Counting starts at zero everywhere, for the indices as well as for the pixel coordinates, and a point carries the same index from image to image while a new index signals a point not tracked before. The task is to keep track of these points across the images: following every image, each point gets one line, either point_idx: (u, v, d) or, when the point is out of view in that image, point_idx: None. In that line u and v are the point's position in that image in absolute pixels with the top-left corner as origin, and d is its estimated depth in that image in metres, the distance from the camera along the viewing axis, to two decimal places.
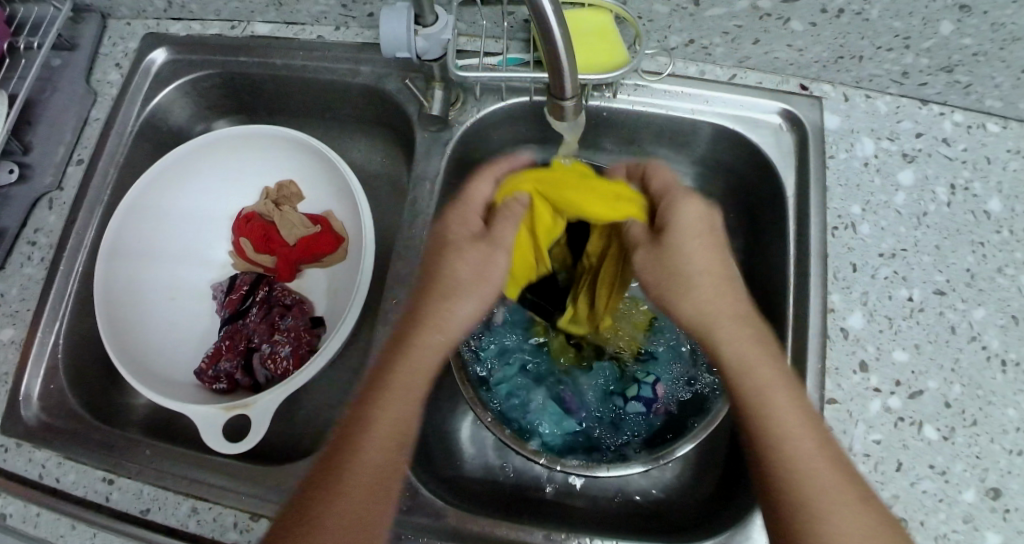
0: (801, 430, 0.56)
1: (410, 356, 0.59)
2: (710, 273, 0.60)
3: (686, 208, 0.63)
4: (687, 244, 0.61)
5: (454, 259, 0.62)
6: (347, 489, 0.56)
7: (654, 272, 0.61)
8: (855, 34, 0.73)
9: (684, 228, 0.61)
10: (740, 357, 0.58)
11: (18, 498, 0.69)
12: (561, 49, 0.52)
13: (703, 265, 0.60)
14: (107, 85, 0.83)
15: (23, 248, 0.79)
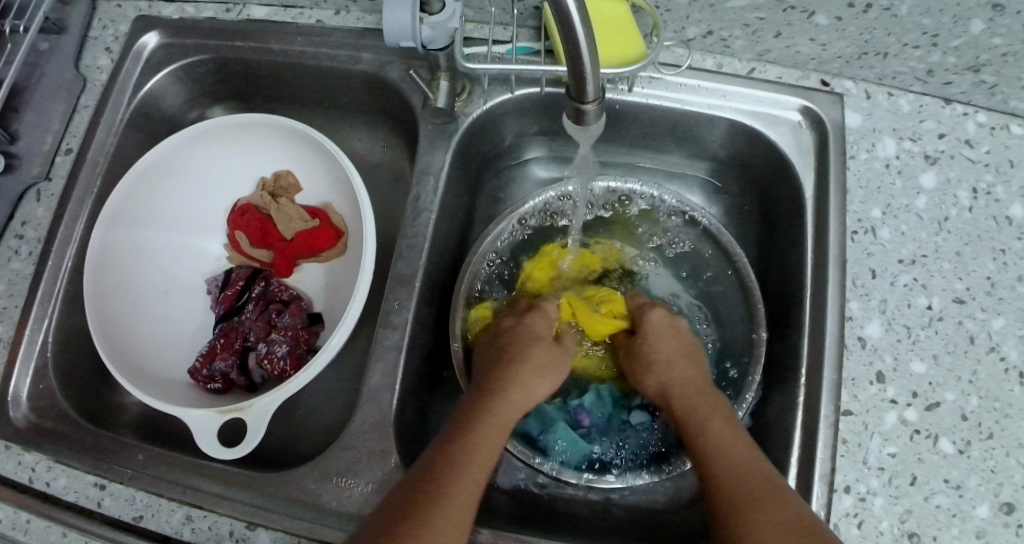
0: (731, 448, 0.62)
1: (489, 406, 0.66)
2: (673, 352, 0.72)
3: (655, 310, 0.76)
4: (658, 332, 0.74)
5: (535, 340, 0.73)
6: (456, 493, 0.57)
7: (631, 359, 0.74)
8: (882, 30, 0.69)
9: (652, 325, 0.74)
10: (686, 407, 0.67)
11: (7, 503, 0.67)
12: (583, 48, 0.48)
13: (668, 348, 0.73)
14: (96, 71, 0.79)
15: (9, 241, 0.75)
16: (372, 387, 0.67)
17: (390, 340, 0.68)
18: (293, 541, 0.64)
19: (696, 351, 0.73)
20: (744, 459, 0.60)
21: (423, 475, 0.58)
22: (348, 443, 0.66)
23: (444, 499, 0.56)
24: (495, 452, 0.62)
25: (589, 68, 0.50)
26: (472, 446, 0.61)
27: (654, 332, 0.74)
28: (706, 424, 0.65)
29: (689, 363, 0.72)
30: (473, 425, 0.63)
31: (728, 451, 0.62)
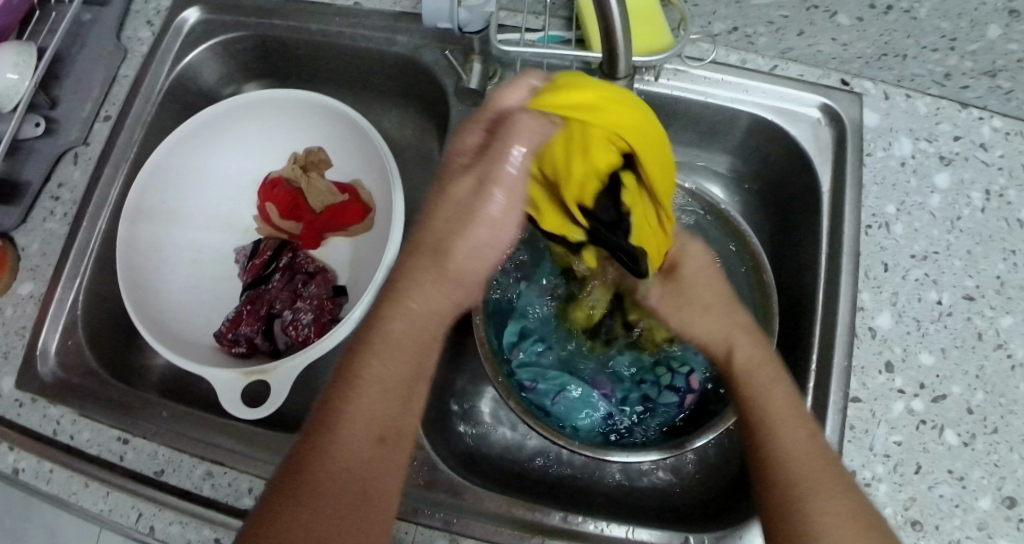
0: (796, 433, 0.55)
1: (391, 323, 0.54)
2: (713, 293, 0.63)
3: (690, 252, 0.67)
4: (695, 270, 0.65)
5: (454, 212, 0.56)
6: (336, 450, 0.52)
7: (665, 298, 0.65)
8: (901, 31, 0.72)
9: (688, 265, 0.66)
10: (744, 371, 0.59)
11: (32, 453, 0.69)
12: (618, 29, 0.51)
13: (710, 289, 0.64)
14: (137, 43, 0.81)
15: (45, 202, 0.78)
16: None
17: None
18: None
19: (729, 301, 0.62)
20: (799, 442, 0.54)
21: (300, 451, 0.52)
22: None
23: (325, 480, 0.51)
24: (386, 391, 0.53)
25: (622, 49, 0.53)
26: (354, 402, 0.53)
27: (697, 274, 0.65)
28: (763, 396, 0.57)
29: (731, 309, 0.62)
30: (363, 364, 0.54)
31: (790, 433, 0.55)
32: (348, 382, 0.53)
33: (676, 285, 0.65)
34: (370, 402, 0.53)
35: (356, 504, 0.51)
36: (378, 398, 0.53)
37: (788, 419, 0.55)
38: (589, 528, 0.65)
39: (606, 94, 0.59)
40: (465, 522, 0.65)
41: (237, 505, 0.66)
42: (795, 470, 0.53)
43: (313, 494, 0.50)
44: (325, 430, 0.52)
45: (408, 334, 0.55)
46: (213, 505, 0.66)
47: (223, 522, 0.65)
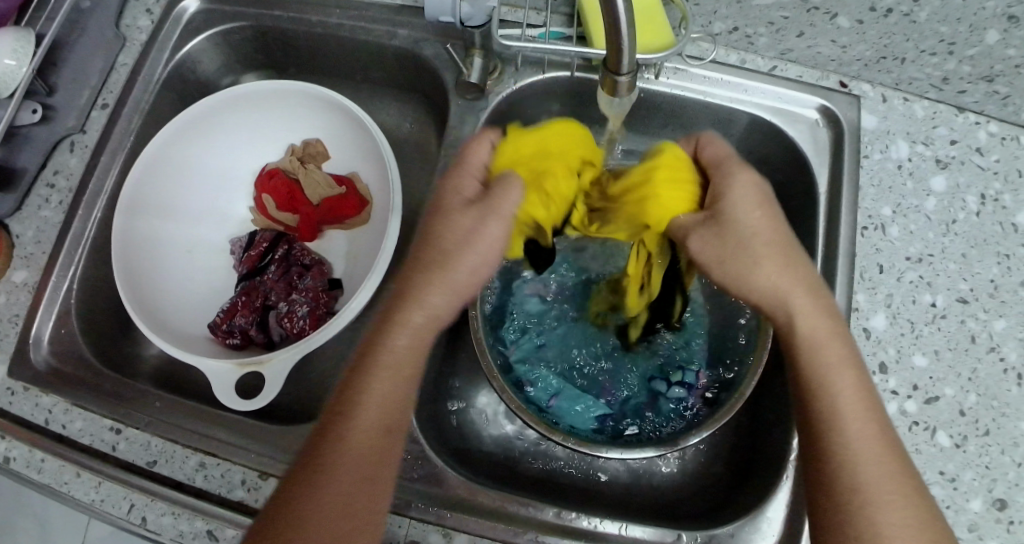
0: (859, 416, 0.57)
1: (402, 318, 0.59)
2: (768, 246, 0.60)
3: (735, 187, 0.61)
4: (737, 209, 0.61)
5: (456, 231, 0.60)
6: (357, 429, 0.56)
7: (718, 252, 0.61)
8: (900, 35, 0.72)
9: (736, 209, 0.61)
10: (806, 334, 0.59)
11: (23, 441, 0.68)
12: (622, 23, 0.51)
13: (764, 244, 0.60)
14: (137, 31, 0.81)
15: (40, 190, 0.77)
16: None
17: None
18: None
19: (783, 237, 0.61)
20: (863, 425, 0.57)
21: (314, 447, 0.56)
22: None
23: (336, 474, 0.55)
24: (400, 380, 0.58)
25: (626, 44, 0.52)
26: (364, 402, 0.57)
27: (752, 227, 0.60)
28: (828, 376, 0.58)
29: (790, 268, 0.60)
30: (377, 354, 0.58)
31: (853, 415, 0.57)
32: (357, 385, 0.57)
33: (721, 236, 0.61)
34: (377, 403, 0.57)
35: (362, 501, 0.55)
36: (386, 399, 0.57)
37: (853, 399, 0.58)
38: (584, 524, 0.65)
39: (555, 125, 0.68)
40: (459, 517, 0.65)
41: (229, 497, 0.66)
42: (859, 453, 0.56)
43: (326, 486, 0.54)
44: (337, 427, 0.56)
45: (419, 329, 0.59)
46: (205, 496, 0.66)
47: (215, 514, 0.65)
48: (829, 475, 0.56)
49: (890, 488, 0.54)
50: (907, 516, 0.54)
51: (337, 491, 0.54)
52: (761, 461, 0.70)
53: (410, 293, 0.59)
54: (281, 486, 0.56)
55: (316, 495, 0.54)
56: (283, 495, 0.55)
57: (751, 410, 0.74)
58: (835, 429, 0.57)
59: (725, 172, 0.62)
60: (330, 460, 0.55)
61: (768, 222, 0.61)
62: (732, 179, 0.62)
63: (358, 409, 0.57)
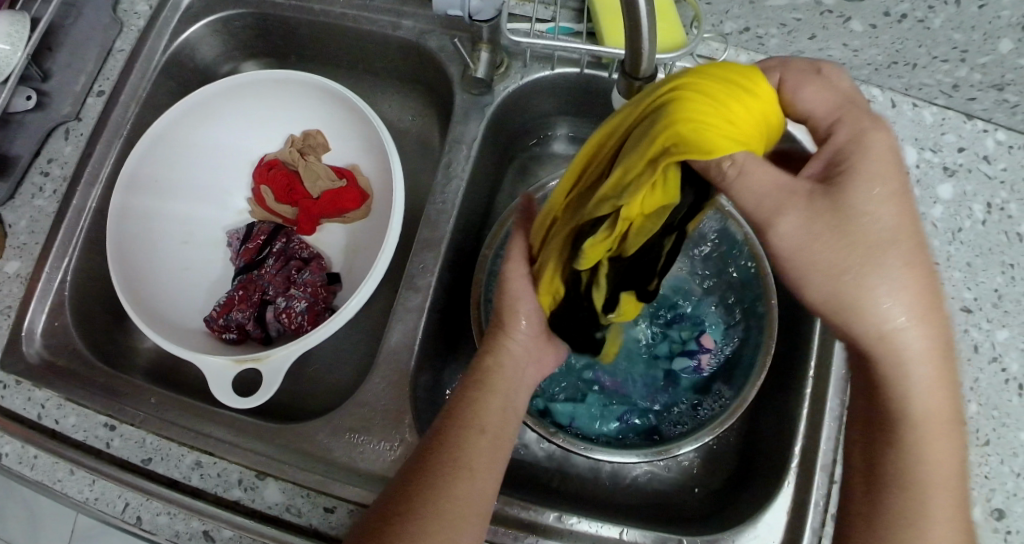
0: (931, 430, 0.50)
1: (507, 360, 0.65)
2: (903, 251, 0.47)
3: (869, 155, 0.48)
4: (870, 204, 0.46)
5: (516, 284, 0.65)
6: (465, 441, 0.59)
7: (839, 256, 0.46)
8: (913, 40, 0.71)
9: (867, 201, 0.47)
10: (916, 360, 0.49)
11: (16, 437, 0.67)
12: (644, 26, 0.49)
13: (897, 247, 0.47)
14: (134, 16, 0.79)
15: (35, 178, 0.75)
16: (393, 345, 0.69)
17: (412, 302, 0.70)
18: (300, 493, 0.64)
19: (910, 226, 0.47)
20: (940, 456, 0.50)
21: (411, 479, 0.58)
22: (363, 399, 0.67)
23: (457, 490, 0.57)
24: (499, 405, 0.62)
25: (647, 47, 0.51)
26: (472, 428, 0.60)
27: (874, 214, 0.46)
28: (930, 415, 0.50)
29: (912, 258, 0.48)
30: (483, 387, 0.63)
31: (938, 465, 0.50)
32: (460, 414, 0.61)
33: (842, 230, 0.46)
34: (478, 426, 0.60)
35: (461, 501, 0.56)
36: (488, 419, 0.61)
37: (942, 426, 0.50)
38: (582, 528, 0.65)
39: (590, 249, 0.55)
40: None
41: (225, 496, 0.65)
42: (929, 482, 0.50)
43: (421, 516, 0.55)
44: (446, 449, 0.59)
45: (517, 367, 0.65)
46: (201, 495, 0.65)
47: (210, 513, 0.64)
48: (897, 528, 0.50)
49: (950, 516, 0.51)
50: None
51: (448, 502, 0.56)
52: (759, 469, 0.69)
53: (490, 357, 0.65)
54: (389, 517, 0.56)
55: (434, 509, 0.56)
56: (396, 522, 0.55)
57: (753, 414, 0.75)
58: (907, 454, 0.50)
59: (853, 144, 0.48)
60: (440, 481, 0.57)
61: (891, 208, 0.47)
62: (865, 143, 0.48)
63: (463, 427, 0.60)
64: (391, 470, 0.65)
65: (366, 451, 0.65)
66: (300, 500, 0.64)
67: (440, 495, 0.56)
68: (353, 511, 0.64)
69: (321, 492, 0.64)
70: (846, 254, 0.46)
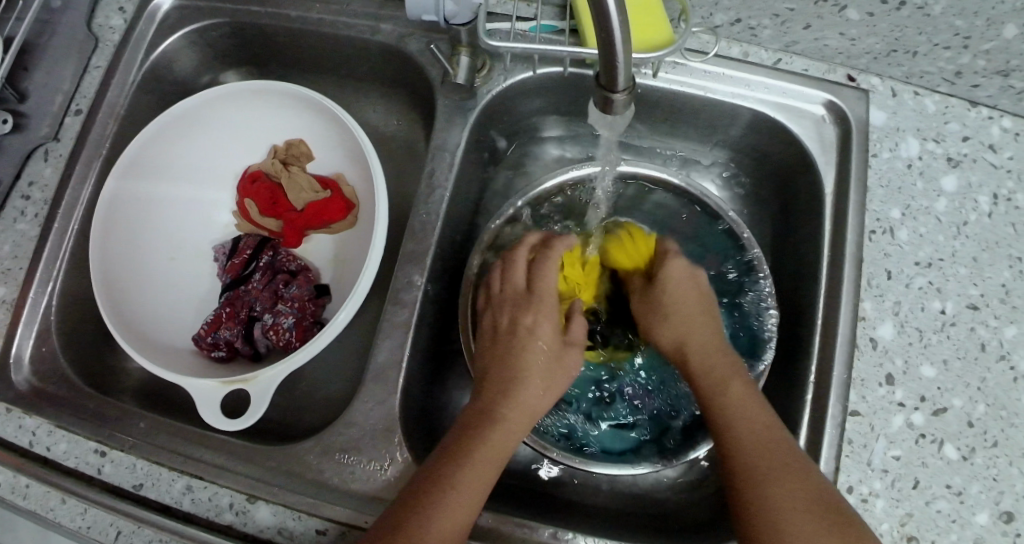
0: (763, 456, 0.59)
1: (512, 407, 0.64)
2: (686, 302, 0.71)
3: (674, 266, 0.73)
4: (677, 285, 0.72)
5: (536, 341, 0.67)
6: (457, 493, 0.57)
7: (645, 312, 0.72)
8: (912, 28, 0.68)
9: (670, 281, 0.72)
10: (705, 365, 0.66)
11: (7, 466, 0.67)
12: (617, 37, 0.47)
13: (683, 300, 0.71)
14: (109, 31, 0.78)
15: (16, 201, 0.75)
16: (380, 362, 0.68)
17: (399, 317, 0.69)
18: (293, 515, 0.63)
19: (705, 303, 0.71)
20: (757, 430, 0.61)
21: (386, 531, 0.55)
22: (353, 419, 0.66)
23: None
24: (494, 465, 0.60)
25: (621, 59, 0.48)
26: (461, 472, 0.58)
27: (672, 289, 0.72)
28: (727, 407, 0.63)
29: (704, 315, 0.70)
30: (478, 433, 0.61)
31: (752, 440, 0.60)
32: (444, 481, 0.57)
33: (660, 300, 0.71)
34: (472, 476, 0.58)
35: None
36: (481, 472, 0.59)
37: (753, 420, 0.61)
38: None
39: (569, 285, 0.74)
40: None
41: (218, 520, 0.64)
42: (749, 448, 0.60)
43: None
44: (427, 497, 0.57)
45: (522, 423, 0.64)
46: (192, 520, 0.64)
47: (202, 538, 0.63)
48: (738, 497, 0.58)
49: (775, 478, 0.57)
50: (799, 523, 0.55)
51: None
52: None
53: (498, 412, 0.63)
54: None
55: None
56: None
57: None
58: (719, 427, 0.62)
59: (671, 263, 0.73)
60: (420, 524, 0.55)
61: (687, 292, 0.71)
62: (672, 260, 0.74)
63: (457, 481, 0.58)
64: (381, 490, 0.64)
65: (357, 470, 0.64)
66: (292, 522, 0.63)
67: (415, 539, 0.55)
68: (346, 534, 0.63)
69: (313, 515, 0.63)
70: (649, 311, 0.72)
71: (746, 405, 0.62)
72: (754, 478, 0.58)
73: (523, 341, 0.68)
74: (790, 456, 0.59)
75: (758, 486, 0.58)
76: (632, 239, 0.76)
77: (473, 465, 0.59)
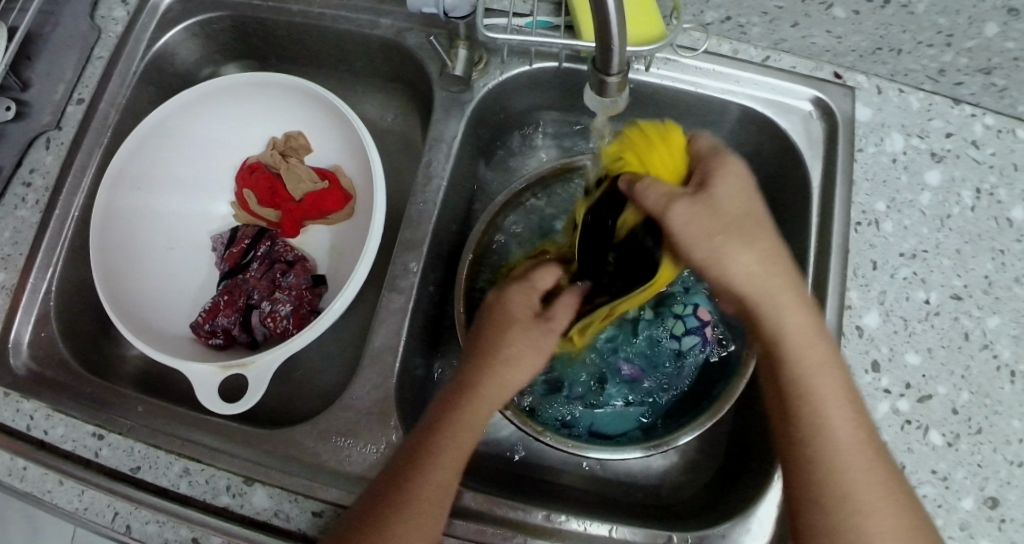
0: (856, 456, 0.56)
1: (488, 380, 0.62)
2: (754, 229, 0.58)
3: (724, 173, 0.58)
4: (731, 198, 0.58)
5: (511, 317, 0.64)
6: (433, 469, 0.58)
7: (704, 232, 0.57)
8: (897, 26, 0.70)
9: (722, 193, 0.58)
10: (788, 327, 0.58)
11: (4, 449, 0.67)
12: (612, 22, 0.49)
13: (748, 226, 0.58)
14: (111, 23, 0.79)
15: (16, 189, 0.75)
16: (377, 347, 0.69)
17: (396, 303, 0.70)
18: (289, 497, 0.64)
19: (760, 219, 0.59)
20: (845, 428, 0.57)
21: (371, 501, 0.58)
22: (349, 403, 0.67)
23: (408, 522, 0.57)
24: (471, 436, 0.60)
25: (617, 42, 0.50)
26: (437, 450, 0.59)
27: (732, 204, 0.58)
28: (821, 394, 0.58)
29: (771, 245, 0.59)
30: (455, 407, 0.61)
31: (840, 442, 0.57)
32: (421, 454, 0.59)
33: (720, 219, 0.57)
34: (449, 452, 0.59)
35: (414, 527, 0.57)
36: (457, 447, 0.59)
37: (844, 415, 0.57)
38: (573, 526, 0.65)
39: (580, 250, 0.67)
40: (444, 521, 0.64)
41: (215, 503, 0.64)
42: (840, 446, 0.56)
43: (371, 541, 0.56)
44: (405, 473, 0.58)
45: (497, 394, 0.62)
46: (190, 502, 0.65)
47: (199, 520, 0.64)
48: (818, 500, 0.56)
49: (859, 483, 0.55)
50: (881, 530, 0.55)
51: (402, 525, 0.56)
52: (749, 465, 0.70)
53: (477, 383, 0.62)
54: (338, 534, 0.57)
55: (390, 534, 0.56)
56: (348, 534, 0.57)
57: (739, 409, 0.75)
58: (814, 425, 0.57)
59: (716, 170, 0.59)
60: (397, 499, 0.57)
61: (747, 211, 0.58)
62: (719, 166, 0.59)
63: (433, 458, 0.59)
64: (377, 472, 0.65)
65: (353, 453, 0.65)
66: (289, 504, 0.64)
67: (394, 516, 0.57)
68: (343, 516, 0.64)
69: (309, 497, 0.64)
70: (711, 231, 0.57)
71: (834, 394, 0.58)
72: (840, 483, 0.56)
73: (502, 323, 0.64)
74: (872, 459, 0.56)
75: (852, 496, 0.55)
76: (647, 146, 0.60)
77: (447, 440, 0.59)
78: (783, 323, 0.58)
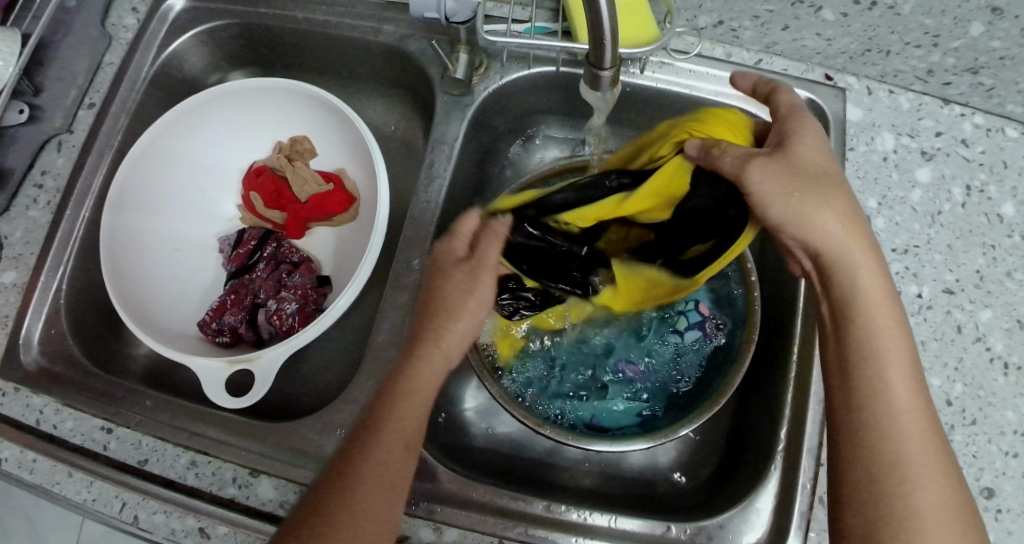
0: (913, 419, 0.57)
1: (427, 350, 0.63)
2: (833, 189, 0.60)
3: (805, 139, 0.62)
4: (808, 163, 0.61)
5: (447, 277, 0.65)
6: (384, 443, 0.58)
7: (785, 188, 0.60)
8: (884, 28, 0.72)
9: (802, 157, 0.61)
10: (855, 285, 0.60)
11: (14, 442, 0.68)
12: (604, 18, 0.51)
13: (829, 187, 0.60)
14: (122, 30, 0.82)
15: (28, 190, 0.78)
16: (380, 341, 0.70)
17: (398, 299, 0.71)
18: (295, 489, 0.65)
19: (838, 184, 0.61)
20: (907, 388, 0.57)
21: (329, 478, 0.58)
22: (353, 397, 0.68)
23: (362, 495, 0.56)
24: (419, 408, 0.61)
25: (609, 37, 0.52)
26: (387, 425, 0.59)
27: (811, 168, 0.61)
28: (892, 353, 0.58)
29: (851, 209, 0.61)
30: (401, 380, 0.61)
31: (898, 404, 0.57)
32: (372, 426, 0.59)
33: (794, 180, 0.60)
34: (395, 424, 0.59)
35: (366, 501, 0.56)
36: (404, 419, 0.60)
37: (907, 375, 0.58)
38: (573, 517, 0.66)
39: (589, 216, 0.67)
40: (446, 511, 0.65)
41: (221, 494, 0.66)
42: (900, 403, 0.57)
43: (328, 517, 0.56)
44: (359, 447, 0.58)
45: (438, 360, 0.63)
46: (196, 494, 0.66)
47: (206, 511, 0.65)
48: (862, 453, 0.56)
49: (912, 444, 0.56)
50: (932, 494, 0.55)
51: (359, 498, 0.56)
52: (747, 457, 0.71)
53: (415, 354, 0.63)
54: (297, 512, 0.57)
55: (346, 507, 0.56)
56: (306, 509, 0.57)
57: (737, 403, 0.76)
58: (876, 374, 0.58)
59: (798, 138, 0.62)
60: (349, 473, 0.57)
61: (827, 174, 0.61)
62: (801, 134, 0.62)
63: (383, 431, 0.59)
64: None
65: None
66: (294, 496, 0.65)
67: (347, 488, 0.57)
68: None
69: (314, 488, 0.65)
70: (789, 189, 0.60)
71: (899, 354, 0.59)
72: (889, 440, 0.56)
73: (435, 283, 0.65)
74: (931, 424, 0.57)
75: (904, 454, 0.55)
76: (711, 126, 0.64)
77: (397, 412, 0.60)
78: (854, 276, 0.60)
